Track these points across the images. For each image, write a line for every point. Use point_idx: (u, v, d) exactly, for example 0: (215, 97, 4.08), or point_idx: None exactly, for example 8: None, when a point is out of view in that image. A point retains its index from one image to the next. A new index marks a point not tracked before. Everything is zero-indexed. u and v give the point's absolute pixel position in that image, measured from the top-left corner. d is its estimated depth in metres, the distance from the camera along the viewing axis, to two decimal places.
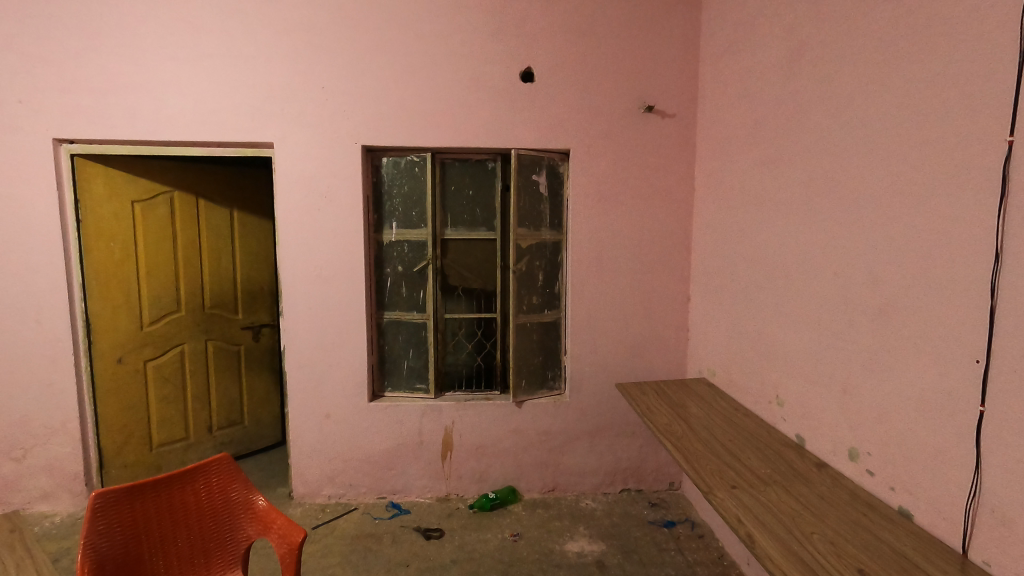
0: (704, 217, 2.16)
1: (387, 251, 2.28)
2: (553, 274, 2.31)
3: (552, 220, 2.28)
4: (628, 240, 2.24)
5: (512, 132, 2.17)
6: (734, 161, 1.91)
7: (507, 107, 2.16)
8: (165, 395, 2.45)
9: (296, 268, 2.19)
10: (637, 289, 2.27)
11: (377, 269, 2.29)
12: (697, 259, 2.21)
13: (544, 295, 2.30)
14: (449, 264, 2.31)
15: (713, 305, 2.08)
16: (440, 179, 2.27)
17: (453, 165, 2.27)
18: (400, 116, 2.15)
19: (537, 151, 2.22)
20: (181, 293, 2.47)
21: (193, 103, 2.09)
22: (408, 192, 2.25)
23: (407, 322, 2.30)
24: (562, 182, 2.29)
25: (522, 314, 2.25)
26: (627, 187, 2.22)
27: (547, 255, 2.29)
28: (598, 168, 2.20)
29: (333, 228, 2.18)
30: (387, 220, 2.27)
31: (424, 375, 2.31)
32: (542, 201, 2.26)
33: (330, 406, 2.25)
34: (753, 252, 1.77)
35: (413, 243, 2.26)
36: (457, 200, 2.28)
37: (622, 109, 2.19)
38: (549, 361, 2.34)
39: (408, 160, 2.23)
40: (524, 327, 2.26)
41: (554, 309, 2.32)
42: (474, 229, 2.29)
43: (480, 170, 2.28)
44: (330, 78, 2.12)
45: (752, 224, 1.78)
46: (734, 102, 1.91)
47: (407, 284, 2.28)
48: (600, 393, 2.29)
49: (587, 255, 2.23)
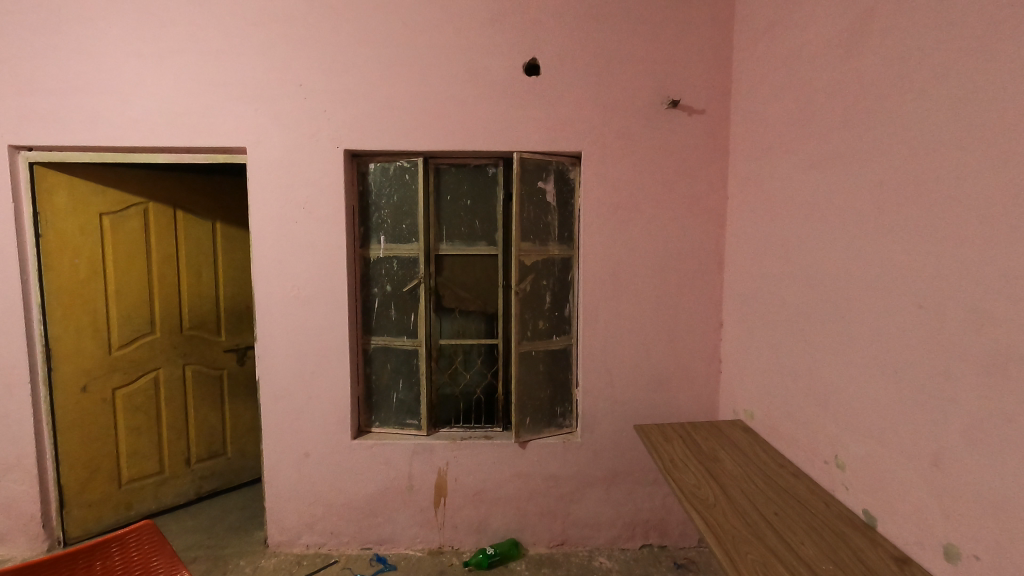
0: (740, 230, 1.84)
1: (374, 269, 2.02)
2: (561, 295, 2.01)
3: (560, 233, 1.99)
4: (650, 256, 1.93)
5: (515, 133, 1.89)
6: (779, 163, 1.59)
7: (510, 104, 1.89)
8: (137, 426, 2.23)
9: (272, 289, 1.95)
10: (660, 313, 1.95)
11: (363, 289, 2.03)
12: (732, 278, 1.89)
13: (551, 320, 2.00)
14: (444, 282, 2.05)
15: (752, 334, 1.76)
16: (433, 188, 2.00)
17: (449, 172, 2.01)
18: (387, 117, 1.89)
19: (543, 155, 1.94)
20: (156, 313, 2.26)
21: (159, 105, 1.87)
22: (397, 202, 1.99)
23: (396, 349, 2.03)
24: (572, 190, 2.00)
25: (526, 341, 1.96)
26: (649, 195, 1.91)
27: (555, 274, 2.00)
28: (615, 174, 1.90)
29: (312, 243, 1.93)
30: (374, 233, 2.01)
31: (416, 409, 2.04)
32: (550, 212, 1.97)
33: (309, 444, 1.99)
34: (806, 274, 1.44)
35: (404, 260, 2.00)
36: (453, 211, 2.02)
37: (642, 106, 1.89)
38: (558, 394, 2.04)
39: (396, 166, 1.98)
40: (528, 356, 1.97)
41: (563, 336, 2.03)
42: (473, 244, 2.02)
43: (480, 176, 2.01)
44: (310, 75, 1.88)
45: (804, 240, 1.46)
46: (780, 93, 1.59)
47: (397, 306, 2.02)
48: (617, 434, 1.98)
49: (601, 275, 1.93)
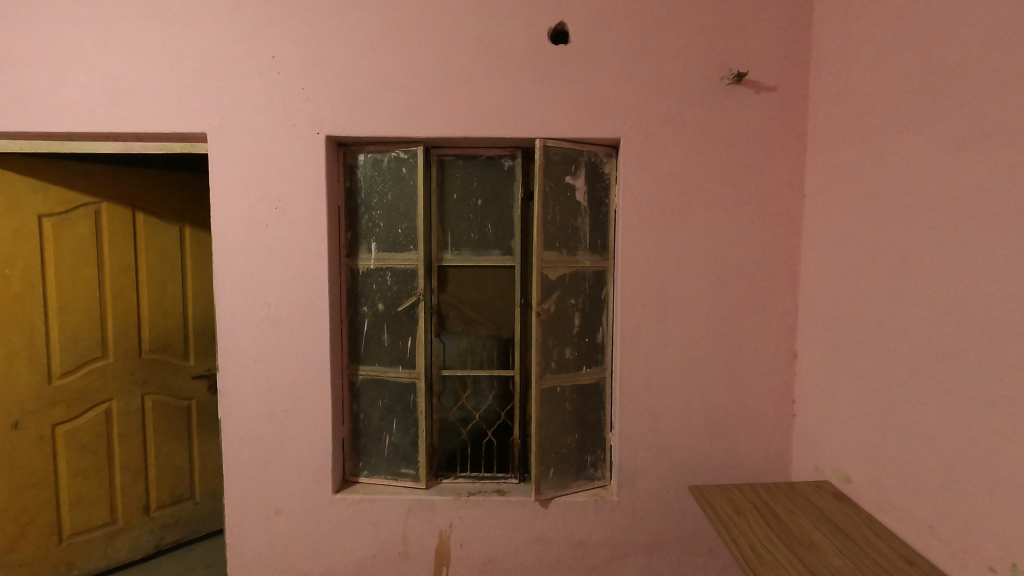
0: (825, 236, 1.45)
1: (363, 283, 1.65)
2: (592, 318, 1.63)
3: (591, 241, 1.61)
4: (705, 270, 1.54)
5: (539, 115, 1.52)
6: (893, 148, 1.20)
7: (532, 80, 1.52)
8: (82, 468, 1.86)
9: (238, 308, 1.58)
10: (718, 341, 1.56)
11: (350, 308, 1.66)
12: (813, 298, 1.49)
13: (580, 348, 1.62)
14: (449, 300, 1.68)
15: (845, 371, 1.36)
16: (436, 186, 1.64)
17: (455, 165, 1.64)
18: (381, 96, 1.53)
19: (573, 144, 1.56)
20: (109, 334, 1.90)
21: (101, 81, 1.53)
22: (391, 203, 1.62)
23: (389, 381, 1.66)
24: (606, 188, 1.61)
25: (549, 375, 1.57)
26: (705, 193, 1.53)
27: (586, 292, 1.61)
28: (663, 167, 1.52)
29: (286, 252, 1.56)
30: (363, 240, 1.65)
31: (413, 455, 1.66)
32: (579, 215, 1.59)
33: (281, 498, 1.61)
34: (953, 296, 1.04)
35: (399, 272, 1.63)
36: (460, 214, 1.65)
37: (697, 82, 1.51)
38: (588, 439, 1.64)
39: (391, 157, 1.62)
40: (552, 393, 1.58)
41: (595, 367, 1.64)
42: (484, 253, 1.65)
43: (493, 170, 1.64)
44: (284, 44, 1.52)
45: (945, 250, 1.06)
46: (893, 57, 1.21)
47: (390, 329, 1.65)
48: (663, 490, 1.58)
49: (644, 293, 1.55)
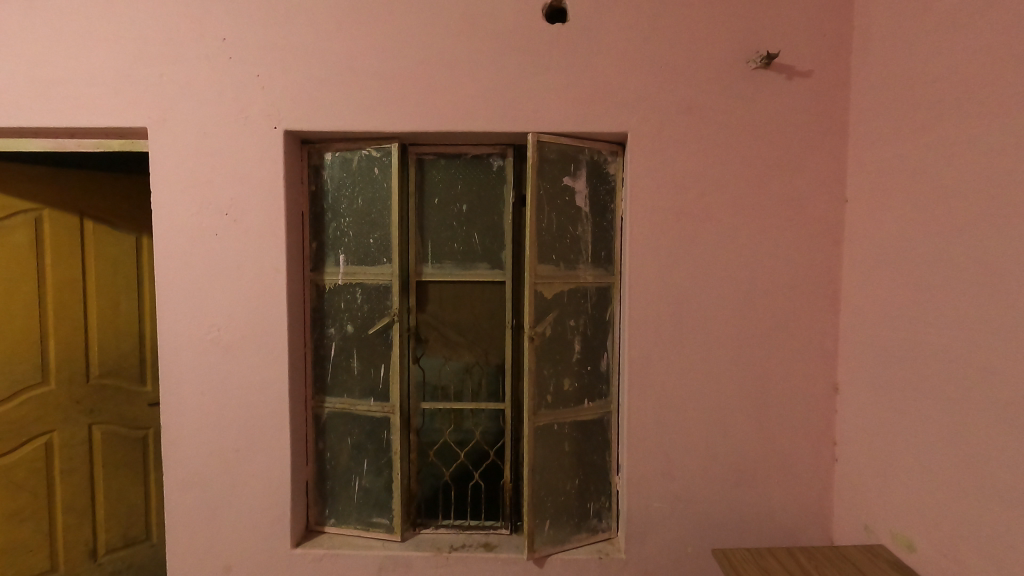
0: (874, 247, 1.21)
1: (329, 302, 1.43)
2: (595, 343, 1.39)
3: (593, 254, 1.37)
4: (728, 287, 1.31)
5: (532, 107, 1.30)
6: (971, 138, 0.97)
7: (523, 66, 1.30)
8: (16, 511, 1.63)
9: (182, 331, 1.36)
10: (744, 371, 1.32)
11: (314, 331, 1.44)
12: (860, 322, 1.25)
13: (581, 379, 1.38)
14: (429, 321, 1.45)
15: (903, 412, 1.12)
16: (413, 189, 1.41)
17: (436, 166, 1.42)
18: (348, 84, 1.31)
19: (572, 139, 1.33)
20: (51, 358, 1.68)
21: (28, 70, 1.32)
22: (362, 209, 1.40)
23: (358, 416, 1.43)
24: (611, 192, 1.38)
25: (544, 411, 1.33)
26: (728, 197, 1.30)
27: (587, 313, 1.37)
28: (679, 167, 1.30)
29: (237, 266, 1.34)
30: (329, 251, 1.43)
31: (386, 502, 1.43)
32: (580, 223, 1.36)
33: (232, 552, 1.38)
34: None
35: (370, 289, 1.40)
36: (442, 222, 1.43)
37: (719, 66, 1.28)
38: (591, 485, 1.40)
39: (361, 157, 1.40)
40: (547, 432, 1.34)
41: (599, 401, 1.40)
42: (469, 267, 1.43)
43: (480, 171, 1.42)
44: (237, 25, 1.31)
45: None
46: (966, 28, 0.98)
47: (361, 355, 1.42)
48: (681, 547, 1.34)
49: (657, 314, 1.32)
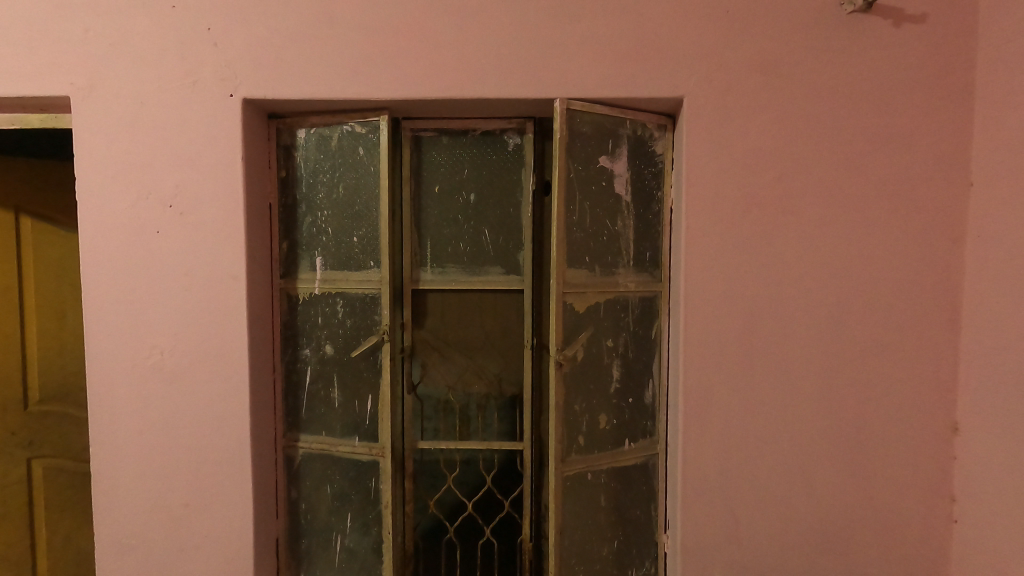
0: (1016, 248, 0.91)
1: (304, 315, 1.14)
2: (638, 369, 1.09)
3: (635, 255, 1.08)
4: (813, 299, 1.02)
5: (561, 66, 1.00)
6: None
7: (550, 14, 1.00)
8: None
9: (114, 355, 1.07)
10: (833, 407, 1.03)
11: (286, 352, 1.15)
12: (993, 344, 0.95)
13: (621, 415, 1.08)
14: (428, 339, 1.16)
15: None
16: (407, 175, 1.12)
17: (436, 146, 1.13)
18: (323, 39, 1.02)
19: (611, 108, 1.03)
20: None
21: None
22: (343, 200, 1.11)
23: (340, 459, 1.14)
24: (659, 176, 1.08)
25: (574, 458, 1.04)
26: (815, 182, 1.00)
27: (628, 330, 1.08)
28: (750, 143, 1.00)
29: (186, 272, 1.05)
30: (303, 253, 1.14)
31: (375, 568, 1.14)
32: (620, 216, 1.06)
33: None
34: None
35: (354, 301, 1.12)
36: (445, 217, 1.14)
37: (804, 12, 0.98)
38: (632, 547, 1.11)
39: (342, 134, 1.10)
40: (578, 484, 1.05)
41: (642, 441, 1.10)
42: (478, 272, 1.14)
43: (491, 152, 1.13)
44: None
45: None
46: None
47: (342, 384, 1.13)
48: None
49: (721, 332, 1.02)
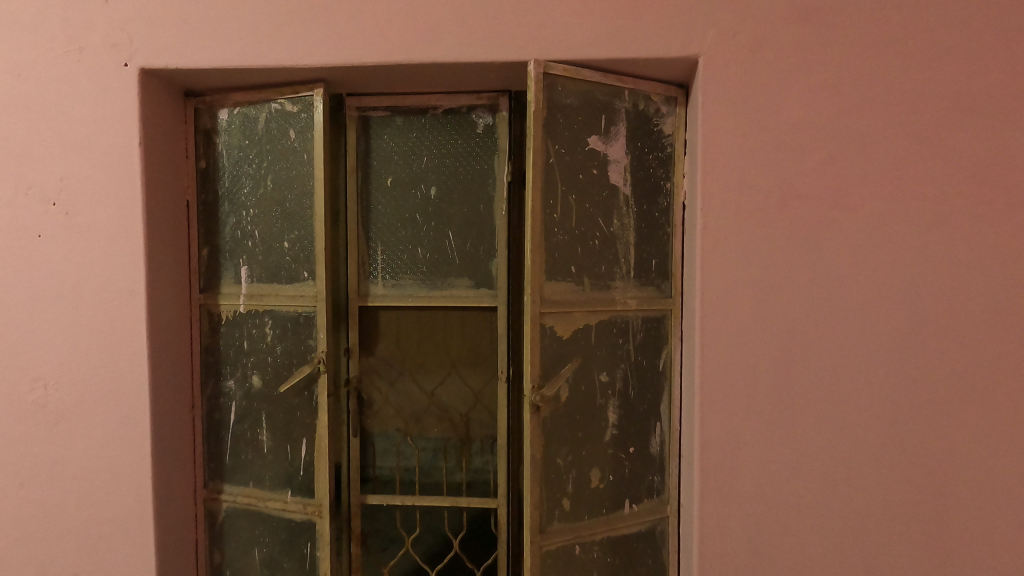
0: None
1: (228, 338, 0.93)
2: (640, 410, 0.85)
3: (637, 264, 0.84)
4: (874, 322, 0.77)
5: (537, 19, 0.77)
6: None
7: None
8: None
9: None
10: (901, 465, 0.78)
11: (206, 384, 0.94)
12: None
13: (620, 472, 0.84)
14: (379, 369, 0.94)
15: None
16: (352, 166, 0.90)
17: (387, 129, 0.91)
18: None
19: (604, 73, 0.79)
20: None
21: None
22: (272, 196, 0.90)
23: (270, 517, 0.92)
24: (667, 163, 0.85)
25: (556, 528, 0.80)
26: (876, 168, 0.75)
27: (628, 362, 0.84)
28: (789, 116, 0.76)
29: (74, 286, 0.84)
30: (226, 263, 0.93)
31: None
32: (616, 214, 0.82)
33: None
34: None
35: (286, 322, 0.90)
36: (398, 216, 0.91)
37: None
38: None
39: (271, 115, 0.89)
40: (562, 560, 0.81)
41: (648, 503, 0.86)
42: (441, 285, 0.91)
43: (456, 134, 0.90)
44: None
45: None
46: None
47: (272, 424, 0.91)
48: None
49: (751, 366, 0.78)
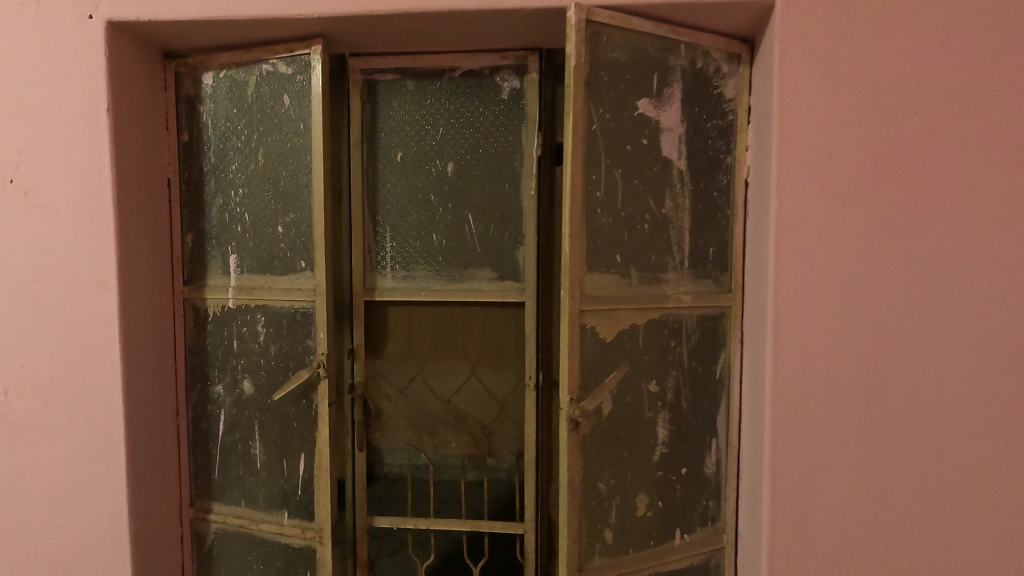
0: None
1: (215, 338, 0.81)
2: (694, 426, 0.72)
3: (692, 253, 0.70)
4: (988, 323, 0.63)
5: None
6: None
7: None
8: None
9: None
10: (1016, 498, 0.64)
11: (192, 390, 0.82)
12: None
13: (669, 498, 0.71)
14: (388, 374, 0.81)
15: None
16: (356, 138, 0.78)
17: (397, 96, 0.78)
18: None
19: (657, 22, 0.66)
20: None
21: None
22: (265, 174, 0.77)
23: (265, 541, 0.81)
24: (728, 132, 0.71)
25: (596, 564, 0.68)
26: (995, 136, 0.61)
27: (681, 369, 0.71)
28: (887, 70, 0.62)
29: (35, 278, 0.73)
30: (213, 251, 0.80)
31: None
32: (669, 193, 0.69)
33: None
34: None
35: (281, 320, 0.78)
36: (410, 197, 0.79)
37: None
38: None
39: (262, 79, 0.76)
40: None
41: (702, 532, 0.73)
42: (460, 277, 0.78)
43: (477, 100, 0.77)
44: None
45: None
46: None
47: (266, 437, 0.79)
48: None
49: (832, 376, 0.65)
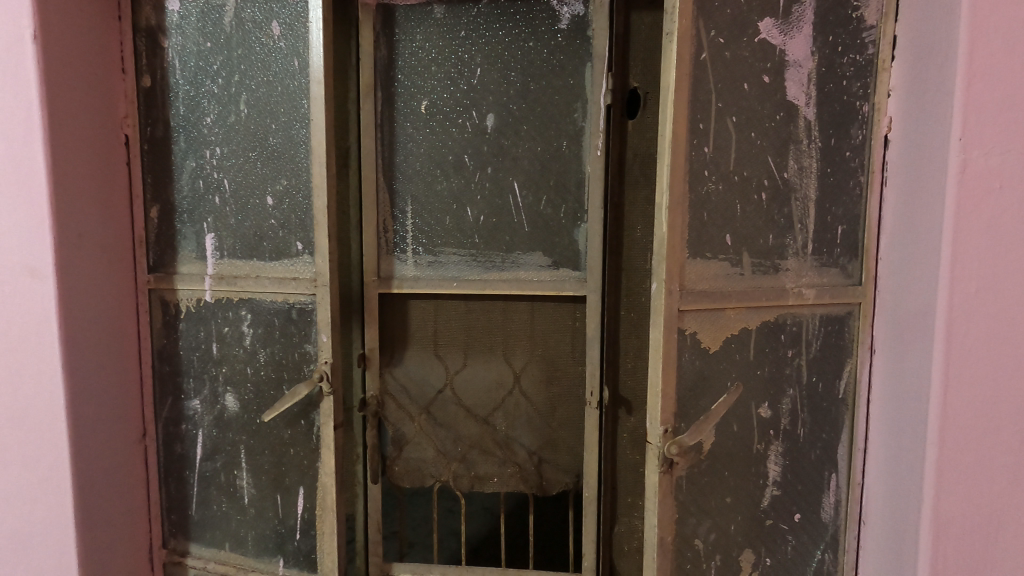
0: None
1: (189, 339, 0.64)
2: (811, 460, 0.54)
3: (819, 233, 0.52)
4: None
5: None
6: None
7: None
8: None
9: None
10: None
11: (162, 406, 0.65)
12: None
13: (779, 555, 0.54)
14: (408, 386, 0.64)
15: None
16: (368, 82, 0.60)
17: (421, 25, 0.59)
18: None
19: None
20: None
21: None
22: (248, 128, 0.59)
23: None
24: (866, 71, 0.51)
25: None
26: None
27: (800, 387, 0.53)
28: None
29: None
30: (184, 230, 0.62)
31: None
32: (793, 151, 0.50)
33: None
34: None
35: (271, 318, 0.61)
36: (437, 159, 0.61)
37: None
38: None
39: (244, 3, 0.58)
40: None
41: None
42: (502, 262, 0.61)
43: (525, 29, 0.59)
44: None
45: None
46: None
47: (255, 464, 0.63)
48: None
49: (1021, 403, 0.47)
